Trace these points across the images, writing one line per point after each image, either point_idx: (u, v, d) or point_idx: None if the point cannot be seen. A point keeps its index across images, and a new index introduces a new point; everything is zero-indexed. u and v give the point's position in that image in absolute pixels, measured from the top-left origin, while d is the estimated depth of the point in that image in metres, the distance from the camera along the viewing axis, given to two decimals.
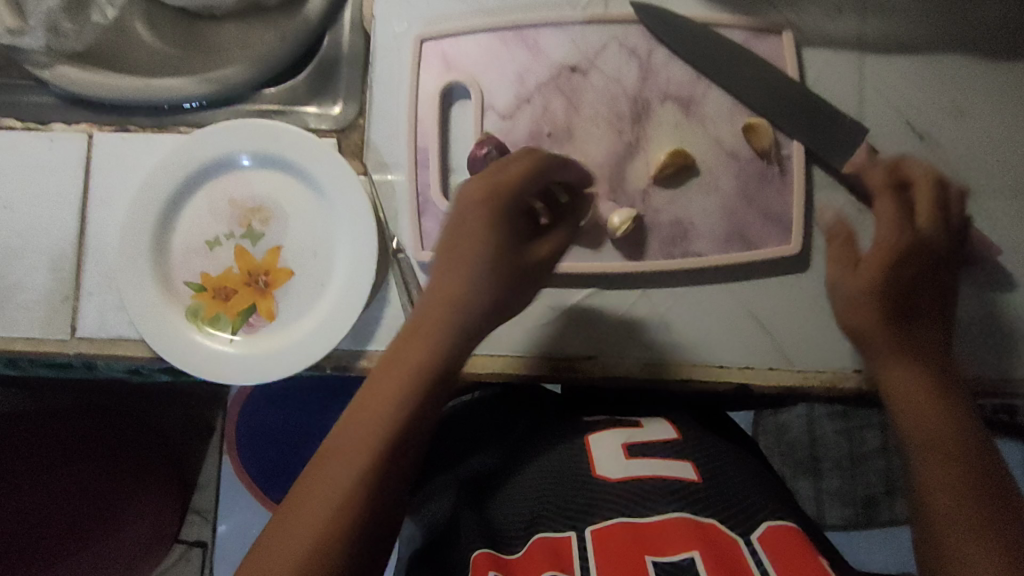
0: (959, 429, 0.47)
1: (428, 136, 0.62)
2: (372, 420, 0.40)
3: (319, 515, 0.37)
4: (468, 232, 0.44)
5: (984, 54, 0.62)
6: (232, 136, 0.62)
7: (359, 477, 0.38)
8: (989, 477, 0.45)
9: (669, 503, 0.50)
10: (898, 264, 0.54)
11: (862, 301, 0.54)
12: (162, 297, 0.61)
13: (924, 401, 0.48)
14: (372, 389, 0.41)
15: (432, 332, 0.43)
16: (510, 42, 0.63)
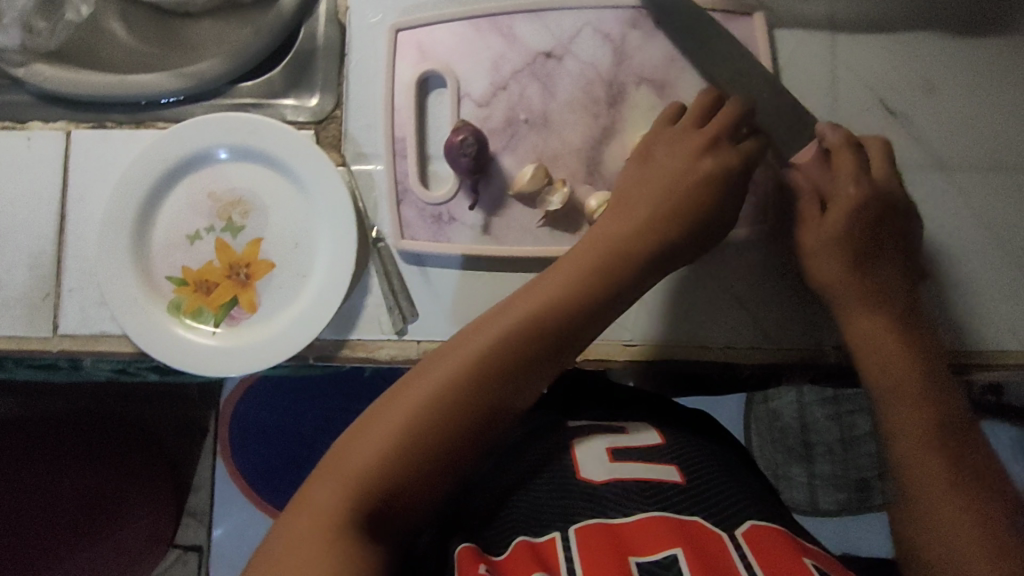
0: (914, 365, 0.54)
1: (406, 125, 0.62)
2: (451, 388, 0.47)
3: (386, 441, 0.46)
4: (636, 202, 0.56)
5: (953, 31, 0.63)
6: (209, 130, 0.62)
7: (421, 428, 0.46)
8: (945, 405, 0.53)
9: (651, 504, 0.52)
10: (853, 225, 0.57)
11: (836, 274, 0.57)
12: (144, 292, 0.61)
13: (890, 345, 0.55)
14: (452, 360, 0.48)
15: (523, 329, 0.49)
16: (484, 30, 0.63)
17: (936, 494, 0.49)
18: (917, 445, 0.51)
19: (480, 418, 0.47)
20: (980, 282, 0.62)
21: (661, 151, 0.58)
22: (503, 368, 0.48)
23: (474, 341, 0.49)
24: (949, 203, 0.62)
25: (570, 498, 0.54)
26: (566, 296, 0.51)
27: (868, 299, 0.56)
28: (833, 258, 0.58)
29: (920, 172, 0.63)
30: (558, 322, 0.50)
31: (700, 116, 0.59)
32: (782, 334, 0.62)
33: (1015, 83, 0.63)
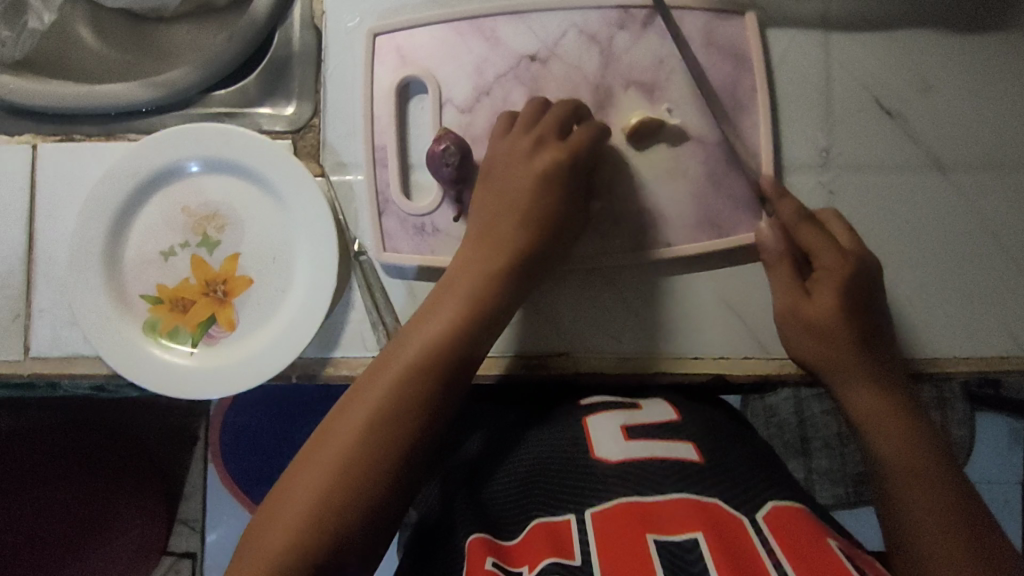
0: (927, 448, 0.49)
1: (386, 133, 0.60)
2: (372, 419, 0.44)
3: (307, 498, 0.41)
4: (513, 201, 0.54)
5: (948, 28, 0.61)
6: (180, 142, 0.59)
7: (344, 471, 0.42)
8: (956, 487, 0.47)
9: (670, 484, 0.48)
10: (845, 302, 0.54)
11: (824, 343, 0.54)
12: (117, 312, 0.59)
13: (894, 424, 0.50)
14: (363, 396, 0.45)
15: (437, 342, 0.47)
16: (465, 33, 0.61)
17: (941, 543, 0.45)
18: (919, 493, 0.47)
19: (412, 435, 0.44)
20: (979, 285, 0.60)
21: (541, 158, 0.54)
22: (426, 384, 0.45)
23: (384, 372, 0.46)
24: (946, 205, 0.61)
25: (582, 483, 0.50)
26: (482, 296, 0.50)
27: (848, 356, 0.53)
28: (820, 336, 0.54)
29: (918, 172, 0.61)
30: (464, 327, 0.48)
31: (556, 124, 0.55)
32: (779, 343, 0.60)
33: (1013, 81, 0.61)
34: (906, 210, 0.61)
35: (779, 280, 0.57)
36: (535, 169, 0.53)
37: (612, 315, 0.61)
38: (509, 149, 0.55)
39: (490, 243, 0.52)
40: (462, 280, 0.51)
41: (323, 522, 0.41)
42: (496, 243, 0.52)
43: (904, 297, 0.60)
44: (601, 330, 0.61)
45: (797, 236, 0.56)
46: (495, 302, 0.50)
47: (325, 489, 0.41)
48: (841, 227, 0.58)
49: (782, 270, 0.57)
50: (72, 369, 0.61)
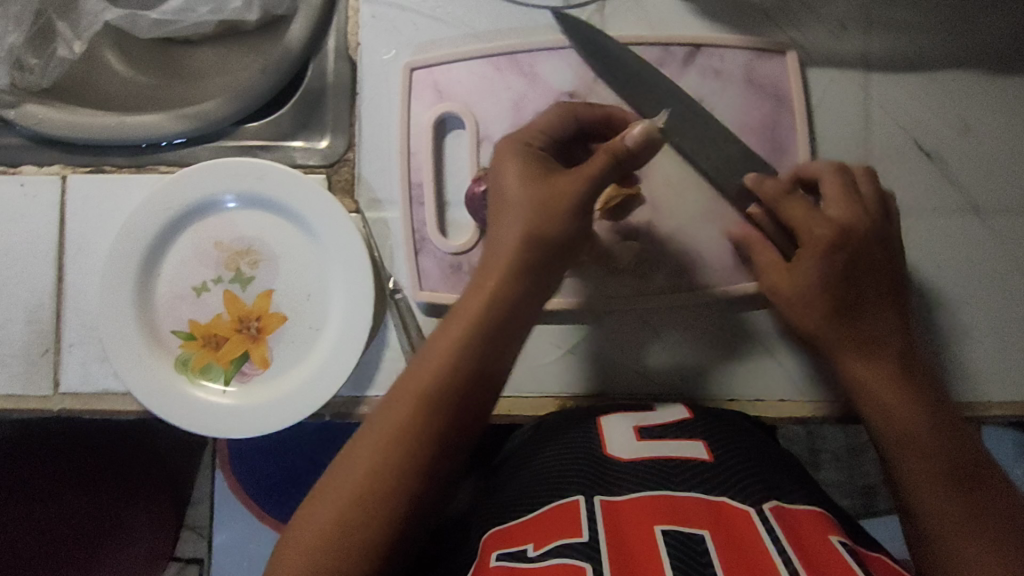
0: (923, 415, 0.47)
1: (422, 170, 0.59)
2: (395, 425, 0.42)
3: (346, 494, 0.41)
4: (506, 186, 0.49)
5: (988, 70, 0.61)
6: (215, 176, 0.59)
7: (380, 469, 0.42)
8: (956, 450, 0.46)
9: (683, 481, 0.48)
10: (824, 271, 0.51)
11: (808, 310, 0.52)
12: (149, 349, 0.59)
13: (888, 393, 0.48)
14: (399, 393, 0.44)
15: (477, 322, 0.45)
16: (504, 68, 0.60)
17: (936, 505, 0.45)
18: (910, 455, 0.46)
19: (450, 411, 0.43)
20: (1014, 328, 0.60)
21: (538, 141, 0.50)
22: (464, 368, 0.44)
23: (427, 351, 0.45)
24: (982, 248, 0.60)
25: (596, 470, 0.50)
26: (488, 287, 0.46)
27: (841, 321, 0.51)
28: (806, 303, 0.52)
29: (955, 216, 0.61)
30: (502, 311, 0.45)
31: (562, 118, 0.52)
32: (814, 386, 0.60)
33: None
34: (943, 253, 0.61)
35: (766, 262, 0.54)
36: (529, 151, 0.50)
37: (646, 352, 0.61)
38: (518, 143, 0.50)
39: (515, 221, 0.47)
40: (488, 267, 0.47)
41: (372, 505, 0.41)
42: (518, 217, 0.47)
43: (941, 340, 0.60)
44: (632, 349, 0.61)
45: (782, 212, 0.54)
46: (534, 280, 0.47)
47: (366, 477, 0.42)
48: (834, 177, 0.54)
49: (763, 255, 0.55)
50: (103, 405, 0.60)
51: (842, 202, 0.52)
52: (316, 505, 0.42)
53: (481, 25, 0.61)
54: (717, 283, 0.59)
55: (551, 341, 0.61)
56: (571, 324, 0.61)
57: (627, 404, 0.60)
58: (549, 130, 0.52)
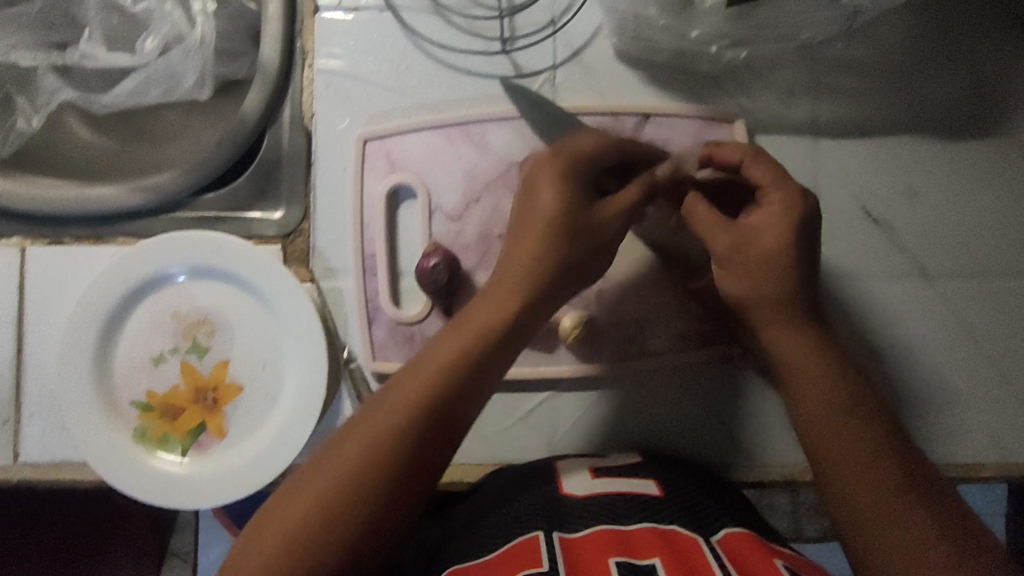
0: (879, 442, 0.45)
1: (375, 241, 0.60)
2: (383, 438, 0.41)
3: (320, 499, 0.40)
4: (530, 202, 0.46)
5: (935, 136, 0.61)
6: (168, 250, 0.59)
7: (368, 468, 0.40)
8: (916, 481, 0.43)
9: (635, 517, 0.50)
10: (782, 241, 0.48)
11: (758, 288, 0.49)
12: (107, 421, 0.59)
13: (840, 419, 0.46)
14: (392, 395, 0.42)
15: (478, 350, 0.44)
16: (454, 138, 0.60)
17: (881, 529, 0.42)
18: (847, 475, 0.44)
19: (440, 438, 0.42)
20: (962, 391, 0.61)
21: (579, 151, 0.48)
22: (462, 393, 0.43)
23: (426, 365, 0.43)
24: (931, 311, 0.61)
25: (550, 510, 0.51)
26: (496, 315, 0.45)
27: (792, 315, 0.49)
28: (755, 275, 0.49)
29: (902, 280, 0.61)
30: (501, 341, 0.44)
31: (613, 142, 0.49)
32: (764, 449, 0.61)
33: (1000, 191, 0.61)
34: (892, 315, 0.61)
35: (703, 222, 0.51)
36: (567, 167, 0.47)
37: (599, 416, 0.61)
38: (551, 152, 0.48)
39: (529, 237, 0.46)
40: (498, 291, 0.45)
41: (342, 521, 0.39)
42: (532, 233, 0.46)
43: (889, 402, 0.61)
44: (584, 414, 0.61)
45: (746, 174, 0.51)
46: (540, 311, 0.46)
47: (343, 487, 0.40)
48: (766, 158, 0.51)
49: (704, 215, 0.51)
50: (64, 475, 0.61)
51: (785, 185, 0.49)
52: (295, 493, 0.40)
53: (434, 95, 0.62)
54: (664, 351, 0.60)
55: (504, 408, 0.61)
56: (525, 391, 0.61)
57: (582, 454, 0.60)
58: (579, 142, 0.48)
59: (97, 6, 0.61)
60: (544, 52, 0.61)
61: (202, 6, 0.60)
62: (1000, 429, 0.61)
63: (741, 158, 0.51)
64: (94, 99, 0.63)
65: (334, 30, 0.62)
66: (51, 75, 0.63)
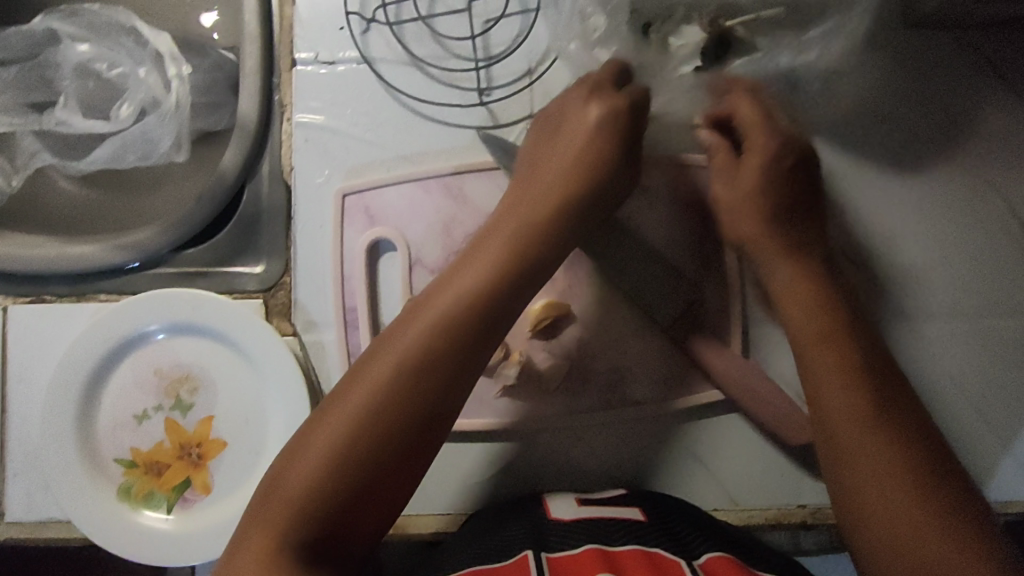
0: (858, 362, 0.44)
1: (356, 293, 0.60)
2: (419, 350, 0.41)
3: (358, 408, 0.39)
4: (562, 147, 0.52)
5: (918, 175, 0.60)
6: (148, 307, 0.60)
7: (408, 379, 0.40)
8: (898, 399, 0.42)
9: (623, 540, 0.50)
10: (764, 177, 0.53)
11: (743, 220, 0.54)
12: (90, 479, 0.59)
13: (822, 339, 0.45)
14: (424, 315, 0.42)
15: (503, 271, 0.45)
16: (432, 190, 0.61)
17: (858, 454, 0.40)
18: (832, 395, 0.42)
19: (471, 353, 0.42)
20: (952, 440, 0.59)
21: (594, 108, 0.52)
22: (490, 309, 0.43)
23: (453, 286, 0.44)
24: (916, 358, 0.59)
25: (535, 534, 0.51)
26: (518, 247, 0.46)
27: (781, 246, 0.51)
28: (735, 211, 0.54)
29: (886, 323, 0.59)
30: (523, 267, 0.46)
31: (642, 95, 0.53)
32: (751, 494, 0.61)
33: (983, 235, 0.60)
34: None
35: (716, 167, 0.56)
36: (595, 124, 0.52)
37: (584, 464, 0.61)
38: (582, 101, 0.53)
39: (558, 172, 0.51)
40: (520, 224, 0.48)
41: (376, 431, 0.39)
42: (560, 173, 0.51)
43: None
44: (570, 463, 0.61)
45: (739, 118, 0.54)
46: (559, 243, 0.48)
47: (381, 396, 0.39)
48: (757, 101, 0.54)
49: (719, 161, 0.56)
50: (49, 533, 0.61)
51: (771, 132, 0.53)
52: (330, 409, 0.40)
53: (411, 147, 0.62)
54: (647, 399, 0.60)
55: (488, 458, 0.61)
56: (508, 442, 0.60)
57: (569, 489, 0.61)
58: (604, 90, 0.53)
59: (72, 73, 0.63)
60: (521, 102, 0.62)
61: (176, 71, 0.60)
62: (989, 475, 0.60)
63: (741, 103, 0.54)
64: (72, 162, 0.64)
65: (311, 83, 0.62)
66: (30, 137, 0.63)
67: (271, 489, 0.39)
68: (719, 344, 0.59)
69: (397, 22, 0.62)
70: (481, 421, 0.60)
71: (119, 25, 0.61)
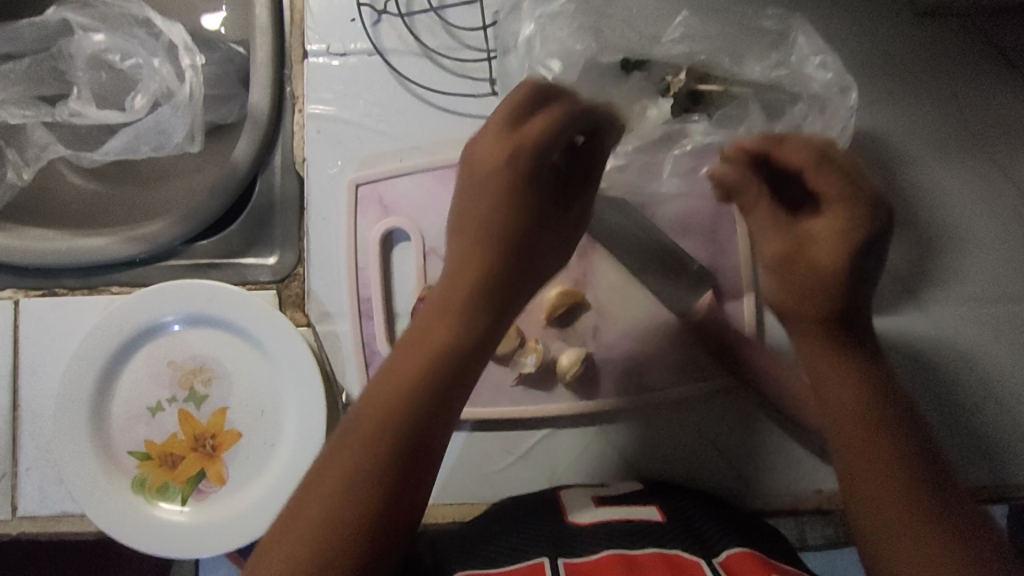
0: (907, 474, 0.39)
1: (371, 284, 0.60)
2: (370, 458, 0.35)
3: (319, 539, 0.34)
4: (489, 183, 0.39)
5: (927, 161, 0.61)
6: (163, 299, 0.60)
7: (366, 491, 0.34)
8: (947, 514, 0.38)
9: (641, 543, 0.50)
10: (840, 257, 0.43)
11: (801, 300, 0.44)
12: (105, 471, 0.59)
13: (865, 441, 0.40)
14: (372, 410, 0.36)
15: (451, 346, 0.37)
16: (446, 179, 0.61)
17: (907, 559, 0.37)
18: (889, 517, 0.38)
19: (428, 432, 0.36)
20: (963, 421, 0.60)
21: (498, 141, 0.39)
22: (442, 389, 0.37)
23: (402, 374, 0.37)
24: (928, 342, 0.60)
25: (553, 537, 0.51)
26: (465, 314, 0.38)
27: (824, 334, 0.43)
28: (799, 289, 0.44)
29: (898, 305, 0.60)
30: (472, 338, 0.38)
31: (580, 114, 0.40)
32: (766, 481, 0.61)
33: (993, 218, 0.61)
34: (898, 346, 0.60)
35: (759, 220, 0.48)
36: (517, 160, 0.39)
37: (599, 453, 0.61)
38: (491, 132, 0.40)
39: (488, 227, 0.39)
40: (461, 279, 0.39)
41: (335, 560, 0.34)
42: (483, 217, 0.39)
43: None
44: (584, 453, 0.61)
45: (810, 177, 0.44)
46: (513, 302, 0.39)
47: (337, 520, 0.34)
48: (837, 164, 0.43)
49: (763, 214, 0.48)
50: (63, 526, 0.61)
51: (858, 202, 0.43)
52: (277, 546, 0.34)
53: (424, 138, 0.62)
54: (663, 387, 0.60)
55: (504, 447, 0.61)
56: (525, 429, 0.61)
57: (586, 481, 0.61)
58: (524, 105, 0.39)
59: (85, 64, 0.63)
60: None
61: (191, 61, 0.60)
62: (1005, 459, 0.60)
63: (807, 157, 0.44)
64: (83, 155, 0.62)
65: (323, 75, 0.62)
66: (41, 129, 0.63)
67: None
68: (736, 333, 0.59)
69: (408, 13, 0.63)
70: (496, 411, 0.60)
71: (133, 17, 0.61)
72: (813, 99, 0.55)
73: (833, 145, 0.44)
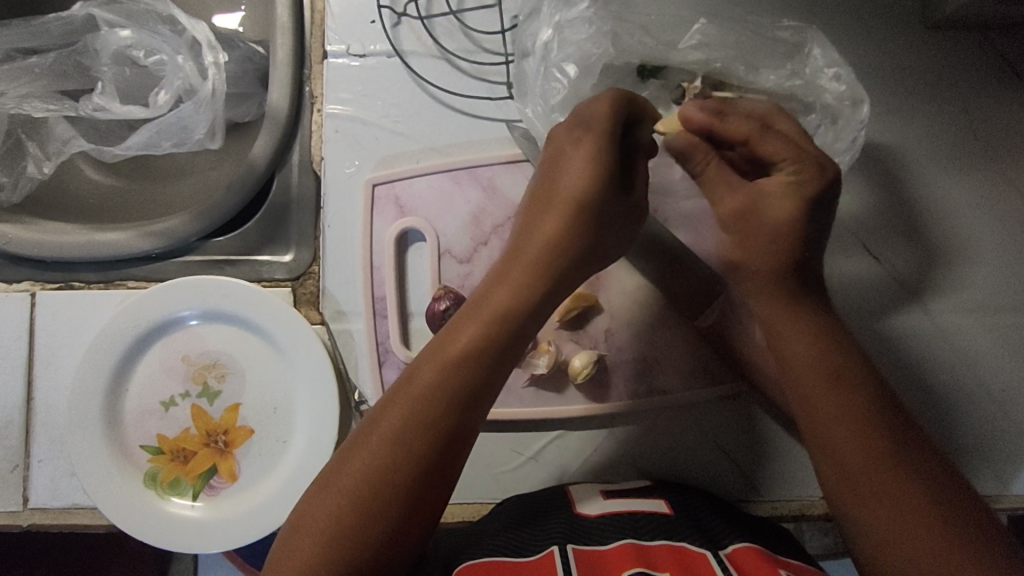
0: (865, 416, 0.42)
1: (385, 283, 0.60)
2: (418, 403, 0.40)
3: (370, 466, 0.39)
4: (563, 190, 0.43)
5: (937, 171, 0.62)
6: (181, 295, 0.60)
7: (412, 429, 0.39)
8: (906, 450, 0.42)
9: (653, 534, 0.50)
10: (792, 219, 0.45)
11: (757, 253, 0.47)
12: (117, 465, 0.59)
13: (825, 390, 0.44)
14: (423, 369, 0.41)
15: (493, 327, 0.41)
16: (462, 181, 0.61)
17: (880, 511, 0.41)
18: (850, 453, 0.42)
19: (469, 386, 0.40)
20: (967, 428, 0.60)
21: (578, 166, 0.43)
22: (485, 358, 0.41)
23: (457, 342, 0.41)
24: (931, 348, 0.61)
25: (565, 527, 0.51)
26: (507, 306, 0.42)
27: (785, 286, 0.46)
28: (754, 247, 0.47)
29: (905, 312, 0.61)
30: (515, 319, 0.42)
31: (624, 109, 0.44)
32: (773, 486, 0.61)
33: (1002, 230, 0.61)
34: (905, 353, 0.61)
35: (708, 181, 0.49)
36: (582, 181, 0.43)
37: (607, 454, 0.61)
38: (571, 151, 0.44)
39: (554, 226, 0.43)
40: (512, 280, 0.42)
41: (384, 484, 0.39)
42: (536, 263, 0.43)
43: None
44: (593, 454, 0.61)
45: (756, 148, 0.46)
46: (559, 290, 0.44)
47: (387, 450, 0.39)
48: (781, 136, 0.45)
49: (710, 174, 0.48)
50: (75, 519, 0.61)
51: (803, 159, 0.45)
52: (336, 473, 0.40)
53: (441, 139, 0.62)
54: (674, 390, 0.60)
55: (513, 447, 0.61)
56: (536, 431, 0.61)
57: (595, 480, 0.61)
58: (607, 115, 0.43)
59: (109, 59, 0.63)
60: None
61: (213, 59, 0.60)
62: (1008, 468, 0.61)
63: (749, 134, 0.46)
64: (104, 149, 0.63)
65: (342, 75, 0.63)
66: (64, 123, 0.64)
67: (289, 534, 0.40)
68: None
69: (428, 16, 0.63)
70: (507, 411, 0.60)
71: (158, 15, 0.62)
72: (826, 110, 0.55)
73: (777, 116, 0.48)
